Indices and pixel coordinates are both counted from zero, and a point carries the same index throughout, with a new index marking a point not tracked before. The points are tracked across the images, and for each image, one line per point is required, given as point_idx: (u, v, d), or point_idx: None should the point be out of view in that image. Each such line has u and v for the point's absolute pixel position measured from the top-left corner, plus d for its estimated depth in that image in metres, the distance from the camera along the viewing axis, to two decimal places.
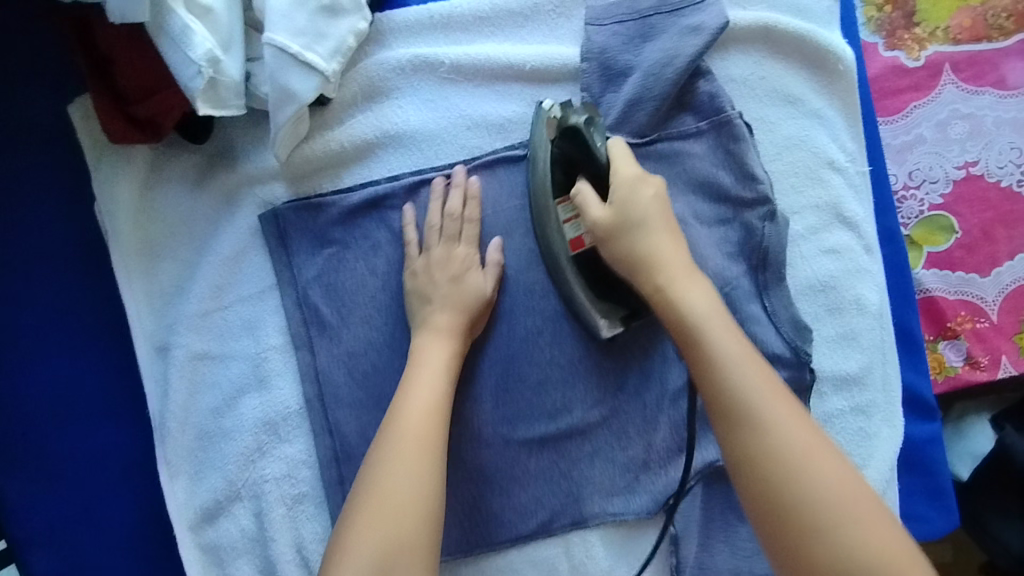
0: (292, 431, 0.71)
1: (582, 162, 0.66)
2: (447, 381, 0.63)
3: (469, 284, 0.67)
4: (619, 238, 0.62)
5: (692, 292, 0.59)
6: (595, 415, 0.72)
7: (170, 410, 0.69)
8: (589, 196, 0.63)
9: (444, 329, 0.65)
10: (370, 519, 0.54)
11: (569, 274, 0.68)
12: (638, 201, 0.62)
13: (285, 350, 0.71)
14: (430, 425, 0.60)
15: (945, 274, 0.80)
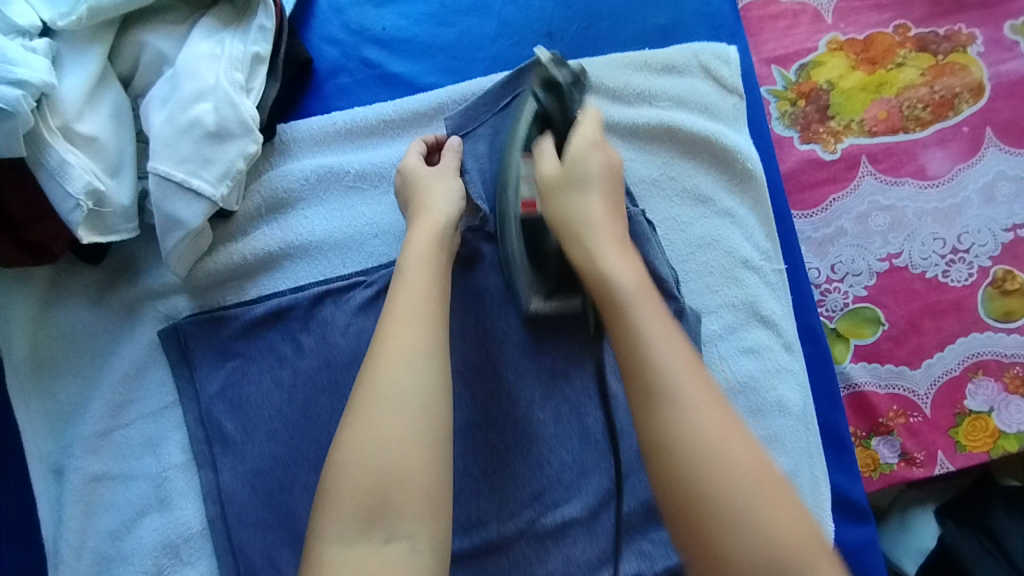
0: (195, 553, 0.68)
1: (558, 123, 0.65)
2: (436, 272, 0.59)
3: (436, 186, 0.66)
4: (555, 193, 0.60)
5: (626, 269, 0.55)
6: (512, 528, 0.68)
7: (63, 536, 0.66)
8: (546, 151, 0.63)
9: (423, 216, 0.64)
10: (362, 433, 0.50)
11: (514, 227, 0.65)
12: (587, 164, 0.61)
13: (187, 468, 0.69)
14: (417, 326, 0.55)
15: (874, 367, 0.78)
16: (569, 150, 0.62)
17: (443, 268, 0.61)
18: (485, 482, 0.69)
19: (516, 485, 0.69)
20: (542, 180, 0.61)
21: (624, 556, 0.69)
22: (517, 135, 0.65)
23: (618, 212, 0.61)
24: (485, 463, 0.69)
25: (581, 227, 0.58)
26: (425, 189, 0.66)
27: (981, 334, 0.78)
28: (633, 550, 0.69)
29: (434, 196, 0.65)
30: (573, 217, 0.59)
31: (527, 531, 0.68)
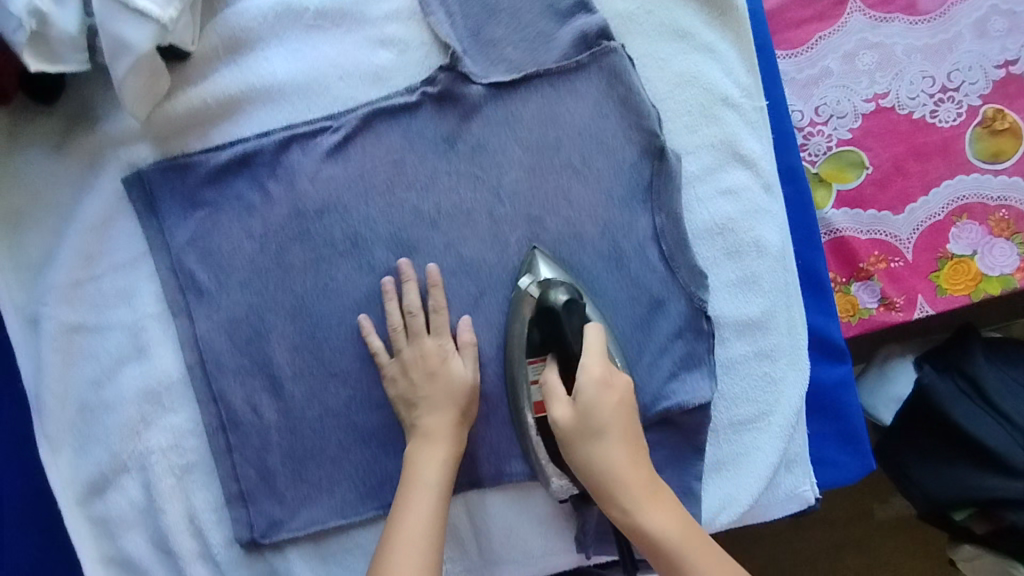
0: (176, 400, 0.69)
1: (556, 342, 0.64)
2: (443, 498, 0.63)
3: (450, 374, 0.66)
4: (574, 446, 0.60)
5: (615, 449, 0.60)
6: (490, 372, 0.69)
7: (46, 383, 0.67)
8: (555, 394, 0.62)
9: (436, 438, 0.65)
10: None
11: (528, 411, 0.66)
12: (602, 411, 0.60)
13: (163, 318, 0.69)
14: (422, 550, 0.60)
15: (856, 212, 0.76)
16: (577, 386, 0.61)
17: (447, 489, 0.64)
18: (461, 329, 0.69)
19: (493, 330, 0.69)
20: (580, 471, 0.61)
21: None
22: (521, 317, 0.66)
23: (631, 429, 0.61)
24: (461, 309, 0.69)
25: (596, 434, 0.60)
26: (436, 394, 0.65)
27: (968, 177, 0.76)
28: None
29: (436, 428, 0.65)
30: (599, 475, 0.60)
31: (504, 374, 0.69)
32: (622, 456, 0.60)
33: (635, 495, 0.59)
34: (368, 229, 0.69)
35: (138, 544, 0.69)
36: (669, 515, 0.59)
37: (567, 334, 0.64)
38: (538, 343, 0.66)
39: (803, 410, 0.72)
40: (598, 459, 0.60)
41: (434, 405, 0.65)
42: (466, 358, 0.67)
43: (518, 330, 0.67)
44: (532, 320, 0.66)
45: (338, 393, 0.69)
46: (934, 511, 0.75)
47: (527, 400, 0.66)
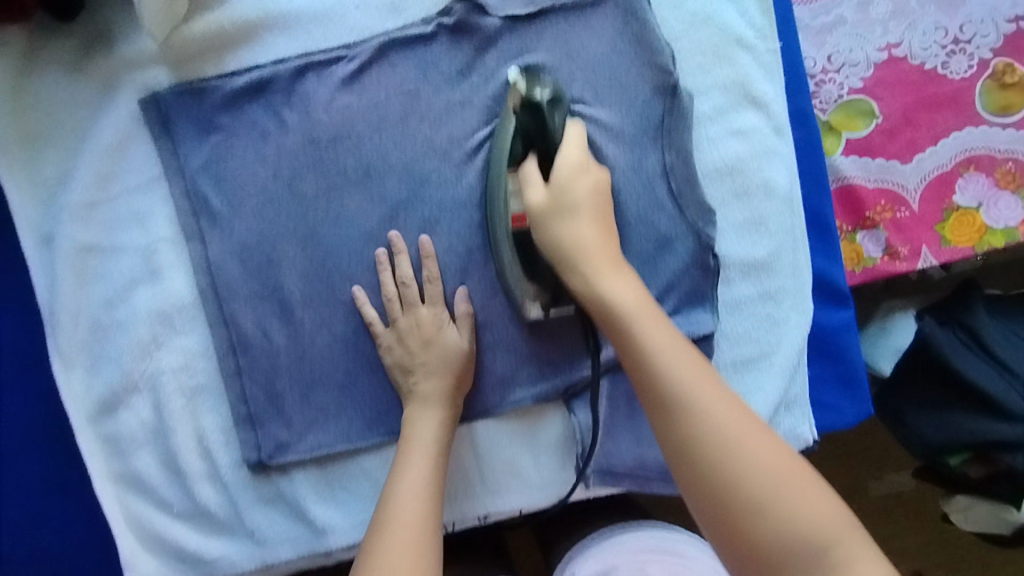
0: (187, 323, 0.70)
1: (537, 139, 0.66)
2: (439, 455, 0.64)
3: (445, 343, 0.68)
4: (546, 224, 0.62)
5: (615, 277, 0.60)
6: (496, 304, 0.71)
7: (60, 301, 0.69)
8: (531, 176, 0.64)
9: (430, 399, 0.67)
10: None
11: (507, 247, 0.67)
12: (575, 191, 0.63)
13: (175, 241, 0.70)
14: (422, 505, 0.59)
15: (864, 161, 0.76)
16: (555, 172, 0.64)
17: (442, 451, 0.64)
18: (469, 262, 0.70)
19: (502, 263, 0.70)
20: (547, 252, 0.63)
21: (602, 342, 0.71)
22: (503, 140, 0.66)
23: (605, 224, 0.64)
24: (470, 241, 0.70)
25: (573, 242, 0.62)
26: (432, 361, 0.67)
27: (977, 129, 0.76)
28: None
29: (427, 394, 0.67)
30: (586, 283, 0.60)
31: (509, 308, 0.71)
32: (589, 232, 0.62)
33: (633, 304, 0.58)
34: (380, 158, 0.69)
35: (147, 463, 0.71)
36: (671, 342, 0.55)
37: (548, 125, 0.65)
38: (521, 152, 0.66)
39: (805, 352, 0.73)
40: (588, 274, 0.60)
41: (432, 371, 0.67)
42: (463, 327, 0.69)
43: (499, 157, 0.67)
44: (515, 132, 0.66)
45: (346, 321, 0.70)
46: (931, 457, 0.76)
47: (506, 232, 0.67)
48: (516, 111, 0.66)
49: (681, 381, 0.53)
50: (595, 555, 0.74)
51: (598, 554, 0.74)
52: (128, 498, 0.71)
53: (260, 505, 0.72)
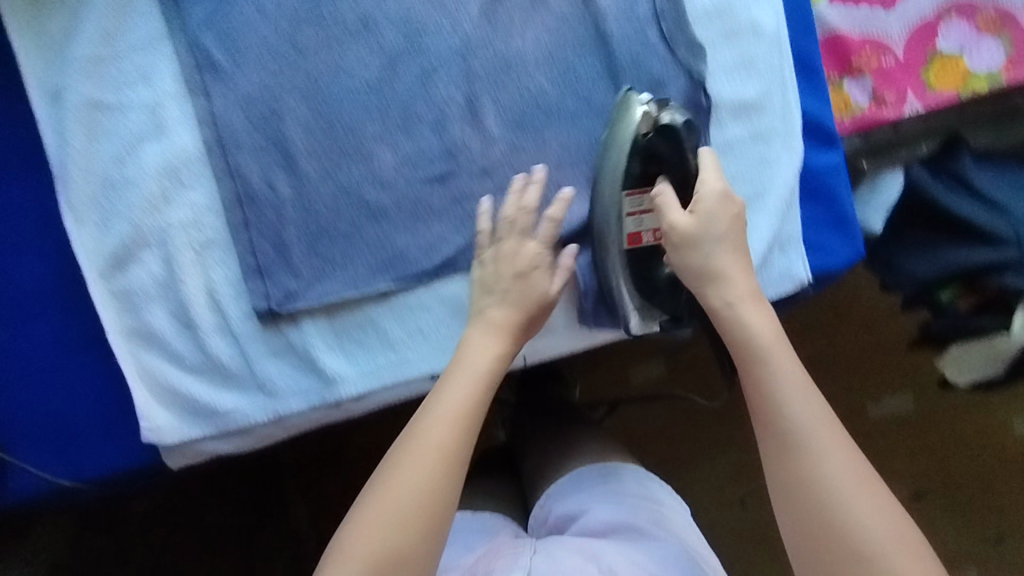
0: (194, 178, 0.72)
1: (666, 161, 0.69)
2: (487, 383, 0.62)
3: (537, 277, 0.68)
4: (692, 250, 0.65)
5: (752, 311, 0.62)
6: (497, 150, 0.73)
7: (70, 156, 0.70)
8: (671, 202, 0.66)
9: (493, 330, 0.65)
10: (382, 511, 0.54)
11: (620, 263, 0.71)
12: (718, 221, 0.65)
13: (180, 96, 0.71)
14: (456, 431, 0.58)
15: (849, 10, 0.79)
16: (700, 198, 0.65)
17: (494, 379, 0.63)
18: (470, 110, 0.72)
19: (500, 110, 0.72)
20: (687, 275, 0.65)
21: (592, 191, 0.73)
22: (617, 166, 0.69)
23: (745, 252, 0.65)
24: (469, 90, 0.72)
25: (716, 276, 0.64)
26: (529, 296, 0.67)
27: None
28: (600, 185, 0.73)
29: (498, 318, 0.66)
30: (728, 321, 0.62)
31: (510, 154, 0.73)
32: (729, 264, 0.64)
33: (774, 346, 0.60)
34: (379, 9, 0.71)
35: (159, 317, 0.72)
36: (801, 381, 0.58)
37: (683, 156, 0.69)
38: (638, 174, 0.70)
39: (796, 191, 0.74)
40: (726, 296, 0.63)
41: (530, 291, 0.67)
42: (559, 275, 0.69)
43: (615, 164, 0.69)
44: (632, 151, 0.69)
45: (350, 171, 0.72)
46: (921, 290, 0.79)
47: (619, 248, 0.71)
48: (643, 133, 0.69)
49: (807, 428, 0.56)
50: (576, 495, 0.76)
51: (579, 494, 0.76)
52: (141, 353, 0.73)
53: (270, 357, 0.73)
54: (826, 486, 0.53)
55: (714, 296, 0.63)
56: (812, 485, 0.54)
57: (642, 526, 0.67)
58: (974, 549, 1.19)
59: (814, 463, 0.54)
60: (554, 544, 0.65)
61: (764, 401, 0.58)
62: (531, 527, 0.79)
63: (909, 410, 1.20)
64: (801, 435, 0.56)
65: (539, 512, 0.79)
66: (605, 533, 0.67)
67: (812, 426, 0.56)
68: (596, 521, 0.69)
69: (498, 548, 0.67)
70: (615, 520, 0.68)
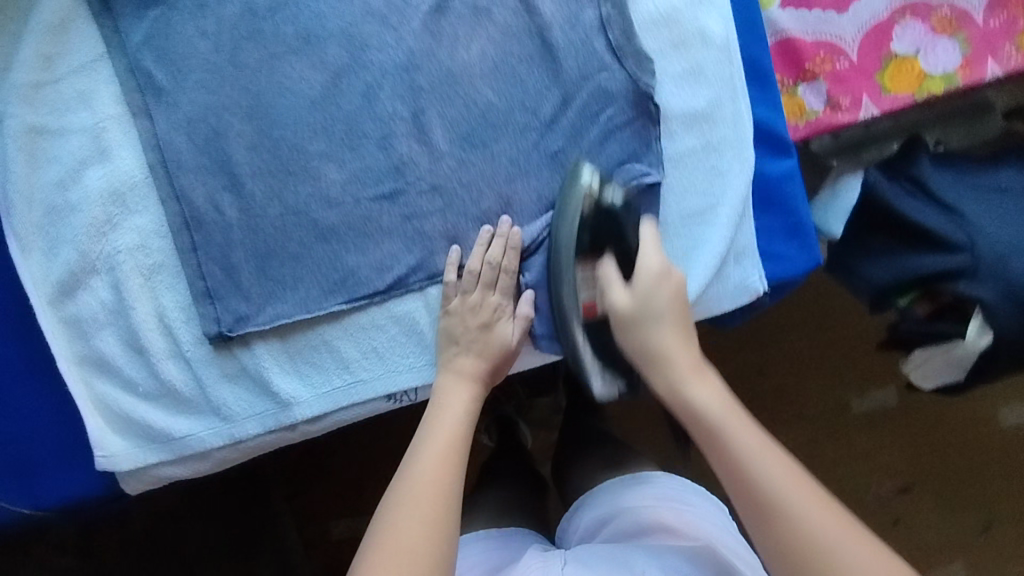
0: (140, 202, 0.71)
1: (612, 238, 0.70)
2: (467, 424, 0.66)
3: (497, 334, 0.71)
4: (634, 327, 0.66)
5: (658, 290, 0.66)
6: (445, 167, 0.72)
7: (14, 184, 0.70)
8: (614, 279, 0.68)
9: (462, 376, 0.69)
10: (391, 543, 0.55)
11: (579, 333, 0.70)
12: (659, 297, 0.66)
13: (122, 119, 0.71)
14: (448, 464, 0.62)
15: (801, 13, 0.78)
16: (638, 276, 0.67)
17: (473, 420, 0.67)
18: (416, 126, 0.72)
19: (446, 126, 0.72)
20: (630, 352, 0.67)
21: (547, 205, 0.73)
22: (567, 234, 0.69)
23: (687, 329, 0.66)
24: (415, 106, 0.71)
25: (639, 321, 0.66)
26: (484, 351, 0.70)
27: None
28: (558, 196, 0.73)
29: (472, 363, 0.69)
30: (621, 314, 0.67)
31: (458, 170, 0.72)
32: (670, 339, 0.65)
33: (781, 480, 0.55)
34: (320, 25, 0.71)
35: (110, 343, 0.72)
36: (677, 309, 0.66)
37: (625, 228, 0.70)
38: (589, 244, 0.70)
39: (749, 201, 0.73)
40: (662, 347, 0.64)
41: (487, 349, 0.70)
42: (517, 327, 0.72)
43: (563, 239, 0.69)
44: (582, 226, 0.69)
45: (297, 191, 0.72)
46: (877, 297, 0.80)
47: (578, 320, 0.70)
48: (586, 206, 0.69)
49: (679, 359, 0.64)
50: (612, 497, 0.79)
51: (617, 495, 0.79)
52: (94, 380, 0.72)
53: (224, 381, 0.73)
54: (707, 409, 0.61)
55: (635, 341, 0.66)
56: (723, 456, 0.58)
57: (676, 527, 0.70)
58: (960, 543, 1.19)
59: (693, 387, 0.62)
60: (590, 548, 0.68)
61: (798, 549, 0.53)
62: (563, 529, 0.82)
63: (894, 404, 1.20)
64: (722, 451, 0.58)
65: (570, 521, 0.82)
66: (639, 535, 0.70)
67: (774, 483, 0.55)
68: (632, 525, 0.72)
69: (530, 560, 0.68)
70: (652, 519, 0.72)
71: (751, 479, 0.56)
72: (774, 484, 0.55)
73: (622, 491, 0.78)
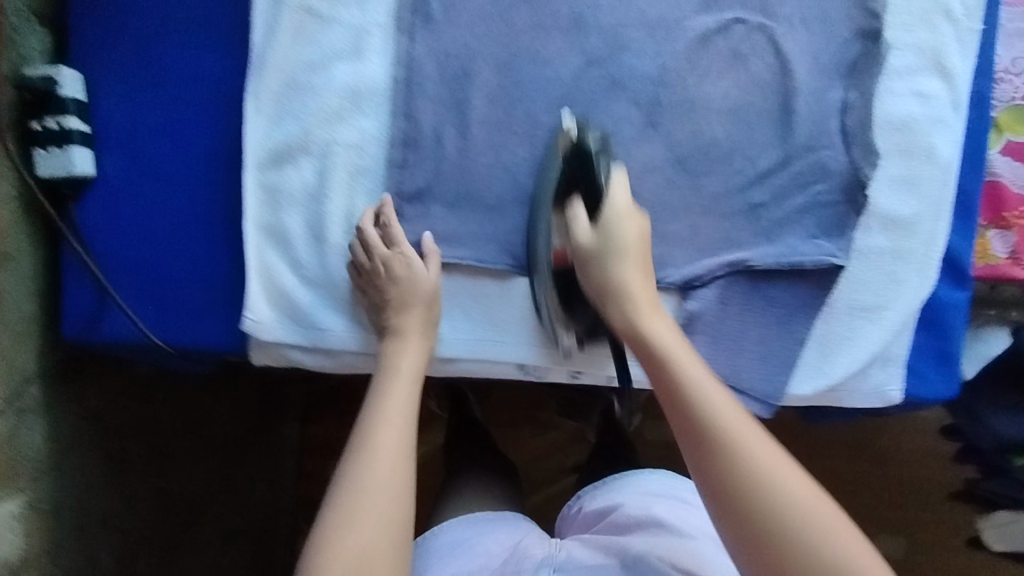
0: (372, 107, 0.75)
1: (584, 182, 0.73)
2: (414, 389, 0.70)
3: (415, 279, 0.73)
4: (597, 262, 0.71)
5: (629, 266, 0.70)
6: (652, 180, 0.75)
7: (272, 49, 0.73)
8: (580, 216, 0.73)
9: (410, 334, 0.72)
10: (355, 517, 0.59)
11: (546, 277, 0.75)
12: (621, 235, 0.70)
13: (387, 30, 0.74)
14: (404, 436, 0.66)
15: (1016, 164, 0.80)
16: (604, 215, 0.71)
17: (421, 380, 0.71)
18: (641, 133, 0.75)
19: (670, 143, 0.75)
20: (594, 288, 0.72)
21: (733, 248, 0.76)
22: (550, 184, 0.73)
23: (647, 266, 0.71)
24: (646, 116, 0.75)
25: (618, 283, 0.70)
26: (414, 297, 0.72)
27: None
28: (748, 244, 0.76)
29: (419, 320, 0.73)
30: (603, 282, 0.71)
31: (664, 187, 0.75)
32: (634, 282, 0.70)
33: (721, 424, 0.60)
34: (592, 13, 0.74)
35: (294, 222, 0.76)
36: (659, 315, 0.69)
37: (596, 172, 0.72)
38: (562, 194, 0.74)
39: (914, 318, 0.76)
40: (640, 327, 0.68)
41: (411, 286, 0.72)
42: (430, 262, 0.74)
43: (547, 182, 0.73)
44: (559, 184, 0.73)
45: (514, 153, 0.75)
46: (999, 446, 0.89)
47: (548, 263, 0.75)
48: (564, 156, 0.73)
49: (672, 354, 0.66)
50: (611, 492, 0.84)
51: (614, 490, 0.84)
52: (267, 249, 0.76)
53: None
54: (703, 411, 0.61)
55: (615, 311, 0.70)
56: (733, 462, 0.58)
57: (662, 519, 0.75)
58: None
59: (688, 387, 0.63)
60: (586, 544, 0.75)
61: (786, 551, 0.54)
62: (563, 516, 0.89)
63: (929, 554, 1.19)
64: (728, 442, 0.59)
65: (571, 508, 0.88)
66: (630, 527, 0.76)
67: (771, 481, 0.56)
68: (624, 516, 0.77)
69: (527, 544, 0.77)
70: (638, 514, 0.77)
71: (744, 474, 0.57)
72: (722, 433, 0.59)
73: (615, 485, 0.84)
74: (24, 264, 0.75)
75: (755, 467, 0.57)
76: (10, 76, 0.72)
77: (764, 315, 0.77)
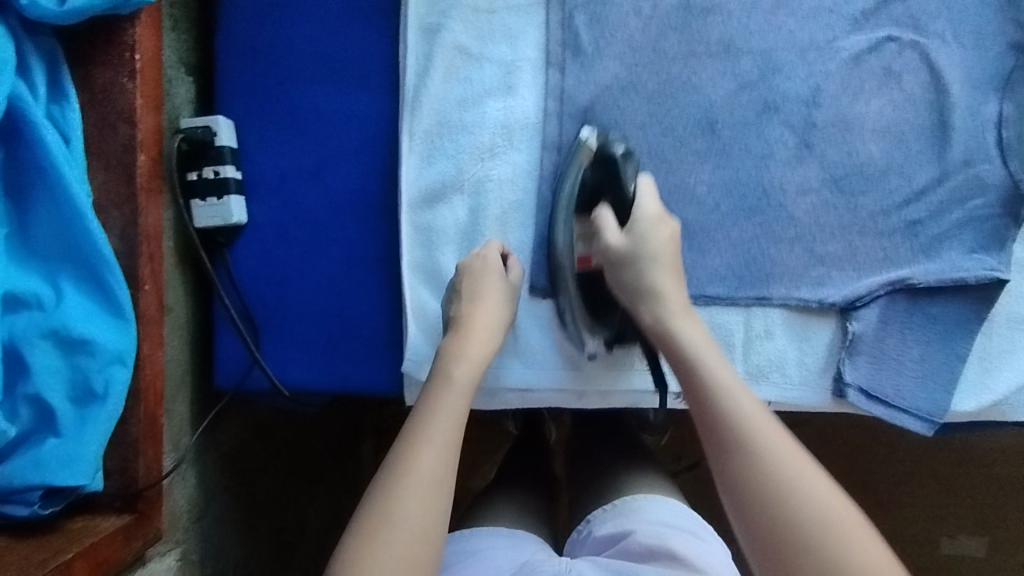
0: (523, 142, 0.75)
1: (609, 186, 0.72)
2: (467, 394, 0.61)
3: (484, 273, 0.68)
4: (628, 266, 0.68)
5: (662, 265, 0.67)
6: (808, 201, 0.75)
7: (426, 88, 0.73)
8: (609, 224, 0.70)
9: (476, 330, 0.66)
10: (374, 535, 0.52)
11: (570, 282, 0.72)
12: (655, 238, 0.68)
13: (538, 65, 0.75)
14: (448, 449, 0.57)
15: None
16: (635, 220, 0.69)
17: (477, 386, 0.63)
18: (796, 155, 0.75)
19: (825, 164, 0.75)
20: (625, 289, 0.69)
21: (892, 266, 0.75)
22: (566, 190, 0.72)
23: (678, 271, 0.68)
24: (800, 137, 0.75)
25: (653, 290, 0.66)
26: (483, 290, 0.67)
27: None
28: (908, 261, 0.75)
29: (485, 316, 0.67)
30: (640, 286, 0.67)
31: (820, 208, 0.75)
32: (663, 282, 0.67)
33: (801, 482, 0.52)
34: (744, 38, 0.75)
35: (449, 259, 0.74)
36: (701, 335, 0.64)
37: (621, 178, 0.71)
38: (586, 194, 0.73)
39: None
40: (685, 353, 0.62)
41: (481, 276, 0.68)
42: (512, 269, 0.71)
43: (567, 185, 0.72)
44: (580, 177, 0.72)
45: (666, 181, 0.75)
46: None
47: (572, 268, 0.72)
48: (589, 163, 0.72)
49: (717, 379, 0.60)
50: (620, 517, 0.71)
51: (627, 515, 0.70)
52: (422, 289, 0.74)
53: (538, 330, 0.75)
54: (744, 443, 0.55)
55: (647, 312, 0.66)
56: (772, 492, 0.52)
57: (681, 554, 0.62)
58: None
59: (733, 410, 0.57)
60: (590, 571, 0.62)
61: None
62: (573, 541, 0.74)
63: None
64: (770, 473, 0.53)
65: (581, 532, 0.74)
66: (643, 557, 0.62)
67: (809, 518, 0.50)
68: (636, 543, 0.64)
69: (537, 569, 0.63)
70: (653, 543, 0.63)
71: (783, 508, 0.51)
72: (795, 481, 0.52)
73: (631, 508, 0.71)
74: (180, 316, 0.74)
75: (796, 501, 0.51)
76: (172, 130, 0.72)
77: (926, 332, 0.75)
